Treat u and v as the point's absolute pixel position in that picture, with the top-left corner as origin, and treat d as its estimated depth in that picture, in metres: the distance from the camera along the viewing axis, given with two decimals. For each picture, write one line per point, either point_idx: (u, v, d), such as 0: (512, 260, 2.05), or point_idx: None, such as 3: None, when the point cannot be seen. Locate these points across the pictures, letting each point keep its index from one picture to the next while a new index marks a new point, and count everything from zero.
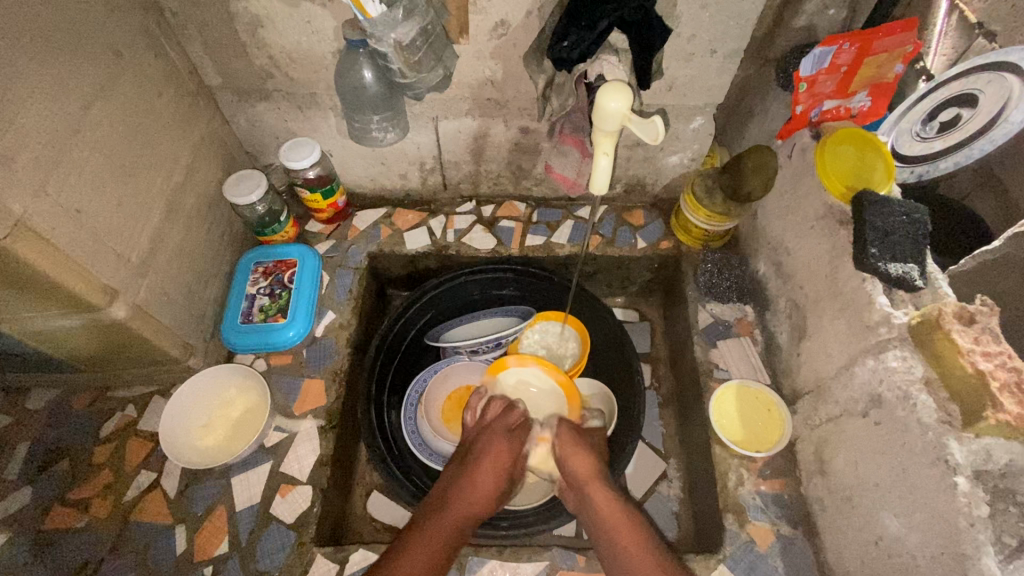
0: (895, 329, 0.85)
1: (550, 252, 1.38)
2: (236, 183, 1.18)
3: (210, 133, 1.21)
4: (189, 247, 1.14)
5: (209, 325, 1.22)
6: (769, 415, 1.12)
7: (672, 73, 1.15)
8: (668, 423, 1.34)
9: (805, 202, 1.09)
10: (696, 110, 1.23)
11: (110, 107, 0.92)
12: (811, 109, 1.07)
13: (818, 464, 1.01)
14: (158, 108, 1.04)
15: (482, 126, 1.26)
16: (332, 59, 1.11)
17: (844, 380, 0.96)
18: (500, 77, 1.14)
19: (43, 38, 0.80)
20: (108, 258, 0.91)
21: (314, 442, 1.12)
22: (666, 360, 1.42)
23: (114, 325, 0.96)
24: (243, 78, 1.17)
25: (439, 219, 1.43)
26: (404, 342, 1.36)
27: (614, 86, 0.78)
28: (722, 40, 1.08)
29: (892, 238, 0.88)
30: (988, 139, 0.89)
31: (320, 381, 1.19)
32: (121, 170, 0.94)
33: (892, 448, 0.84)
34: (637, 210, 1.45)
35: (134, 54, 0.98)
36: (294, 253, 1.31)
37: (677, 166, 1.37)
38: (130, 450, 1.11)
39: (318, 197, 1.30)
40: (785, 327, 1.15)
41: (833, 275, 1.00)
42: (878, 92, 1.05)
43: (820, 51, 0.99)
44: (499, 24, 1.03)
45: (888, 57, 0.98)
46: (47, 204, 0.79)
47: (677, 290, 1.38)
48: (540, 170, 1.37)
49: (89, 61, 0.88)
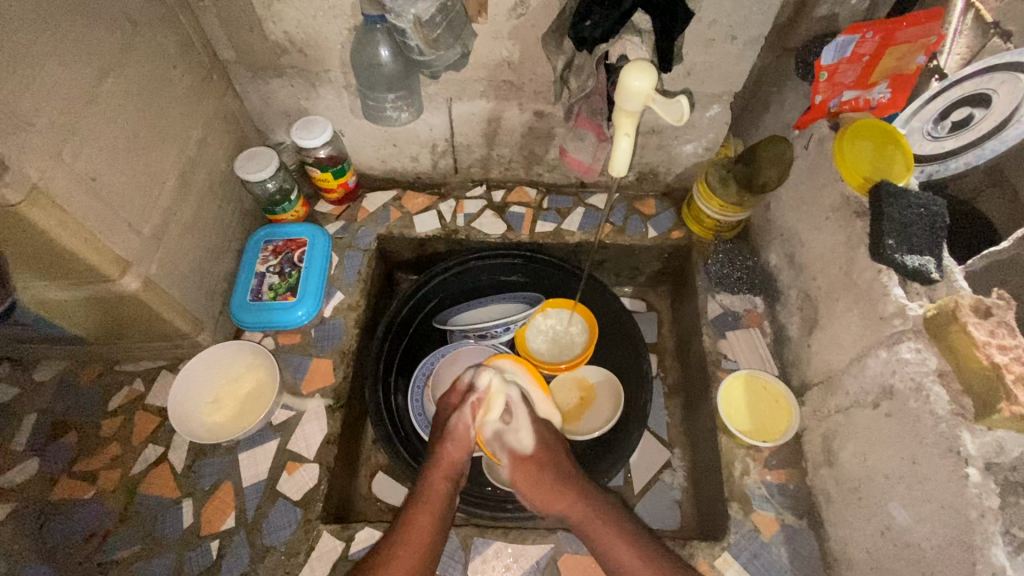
0: (910, 321, 0.85)
1: (560, 239, 1.37)
2: (247, 159, 1.17)
3: (223, 107, 1.20)
4: (201, 222, 1.14)
5: (218, 302, 1.21)
6: (777, 406, 1.12)
7: (691, 59, 1.14)
8: (673, 413, 1.34)
9: (820, 193, 1.08)
10: (713, 97, 1.22)
11: (125, 76, 0.91)
12: (831, 99, 1.07)
13: (825, 455, 1.01)
14: (172, 80, 1.03)
15: (497, 109, 1.25)
16: (347, 35, 1.10)
17: (856, 371, 0.95)
18: (517, 59, 1.13)
19: (62, 4, 0.79)
20: (121, 229, 0.91)
21: (321, 421, 1.13)
22: (672, 350, 1.43)
23: (128, 298, 0.96)
24: (257, 53, 1.15)
25: (448, 203, 1.42)
26: (411, 325, 1.35)
27: (639, 65, 0.77)
28: (743, 27, 1.07)
29: (910, 230, 0.87)
30: (1000, 140, 0.89)
31: (328, 360, 1.19)
32: (136, 141, 0.93)
33: (902, 439, 0.84)
34: (648, 199, 1.44)
35: (149, 23, 0.97)
36: (303, 232, 1.31)
37: (690, 155, 1.36)
38: (138, 423, 1.11)
39: (329, 176, 1.29)
40: (795, 318, 1.15)
41: (846, 266, 0.99)
42: (898, 84, 1.01)
43: (842, 39, 0.99)
44: (519, 4, 1.02)
45: (910, 48, 0.95)
46: (63, 171, 0.79)
47: (687, 280, 1.37)
48: (553, 155, 1.36)
49: (106, 29, 0.87)
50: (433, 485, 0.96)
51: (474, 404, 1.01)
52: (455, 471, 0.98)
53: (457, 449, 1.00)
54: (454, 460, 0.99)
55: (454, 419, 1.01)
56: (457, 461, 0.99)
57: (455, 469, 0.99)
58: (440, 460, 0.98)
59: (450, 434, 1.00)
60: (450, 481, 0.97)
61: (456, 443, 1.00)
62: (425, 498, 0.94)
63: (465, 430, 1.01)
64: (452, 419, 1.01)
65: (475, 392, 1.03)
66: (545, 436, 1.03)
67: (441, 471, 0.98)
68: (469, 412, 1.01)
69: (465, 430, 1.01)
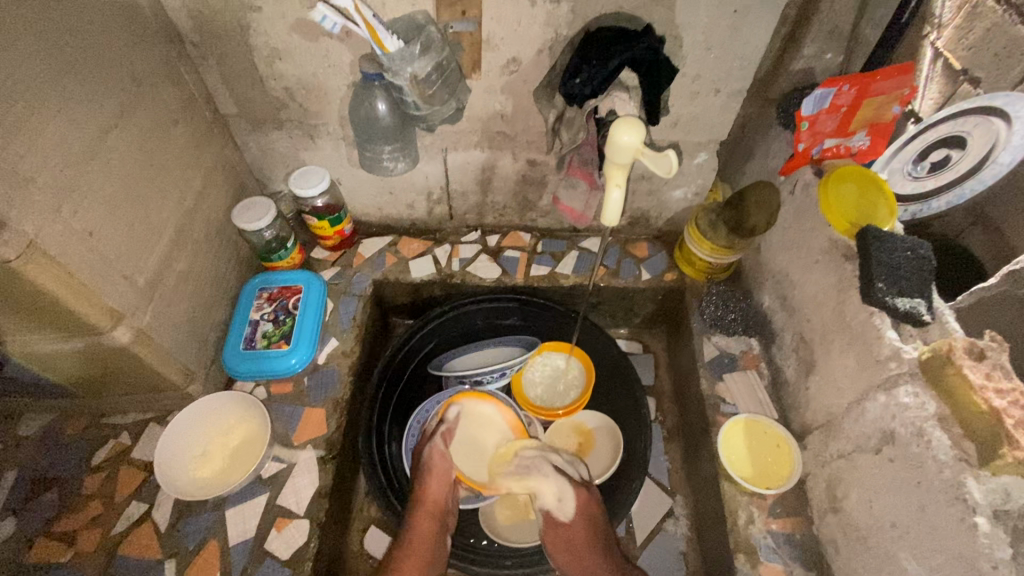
0: (906, 364, 0.85)
1: (555, 282, 1.38)
2: (244, 210, 1.18)
3: (222, 160, 1.22)
4: (196, 272, 1.14)
5: (210, 351, 1.20)
6: (778, 450, 1.10)
7: (677, 111, 1.18)
8: (674, 458, 1.32)
9: (809, 236, 1.10)
10: (699, 146, 1.26)
11: (127, 134, 0.93)
12: (813, 147, 1.10)
13: (831, 502, 0.99)
14: (174, 135, 1.05)
15: (491, 158, 1.28)
16: (345, 91, 1.13)
17: (855, 415, 0.95)
18: (510, 112, 1.17)
19: (67, 66, 0.81)
20: (115, 282, 0.91)
21: (312, 474, 1.09)
22: (670, 393, 1.41)
23: (118, 350, 0.95)
24: (258, 107, 1.19)
25: (444, 247, 1.44)
26: (406, 372, 1.34)
27: (628, 120, 0.80)
28: (725, 81, 1.11)
29: (899, 272, 0.89)
30: (978, 180, 0.91)
31: (321, 410, 1.17)
32: (134, 195, 0.95)
33: (908, 486, 0.82)
34: (641, 242, 1.47)
35: (154, 83, 1.00)
36: (299, 278, 1.31)
37: (680, 200, 1.39)
38: (122, 478, 1.07)
39: (326, 224, 1.31)
40: (791, 361, 1.15)
41: (839, 309, 1.00)
42: (877, 131, 1.05)
43: (820, 92, 1.03)
44: (511, 61, 1.06)
45: (886, 98, 1.00)
46: (60, 227, 0.79)
47: (682, 322, 1.38)
48: (546, 201, 1.39)
49: (111, 88, 0.89)
50: (418, 527, 1.01)
51: (445, 435, 1.12)
52: (438, 510, 1.04)
53: (438, 488, 1.06)
54: (437, 499, 1.05)
55: (430, 452, 1.10)
56: (440, 501, 1.05)
57: (439, 509, 1.04)
58: (424, 499, 1.04)
59: (430, 472, 1.08)
60: (433, 522, 1.02)
61: (437, 480, 1.07)
62: (408, 545, 0.99)
63: (446, 467, 1.09)
64: (427, 452, 1.10)
65: (445, 422, 1.14)
66: (588, 496, 1.06)
67: (424, 512, 1.03)
68: (441, 439, 1.12)
69: (447, 468, 1.09)
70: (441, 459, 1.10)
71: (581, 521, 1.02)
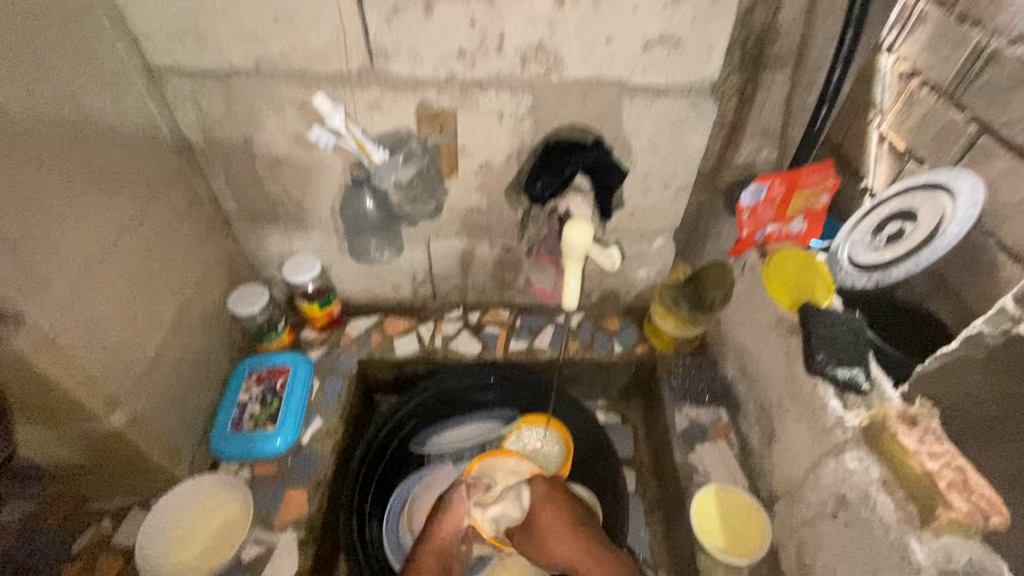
0: (849, 431, 0.92)
1: (533, 357, 1.46)
2: (239, 299, 1.29)
3: (221, 252, 1.33)
4: (189, 357, 1.20)
5: (198, 433, 1.23)
6: (749, 519, 1.14)
7: (633, 203, 1.32)
8: (654, 531, 1.34)
9: (759, 312, 1.20)
10: (657, 231, 1.39)
11: (139, 235, 1.04)
12: (756, 232, 1.20)
13: (800, 571, 1.01)
14: (179, 233, 1.16)
15: (469, 245, 1.40)
16: (337, 190, 1.27)
17: (813, 482, 1.00)
18: (485, 206, 1.30)
19: (93, 181, 0.93)
20: (116, 369, 0.97)
21: (293, 556, 1.10)
22: (648, 464, 1.45)
23: (111, 435, 1.00)
24: (257, 205, 1.31)
25: (428, 325, 1.52)
26: (388, 449, 1.38)
27: (578, 222, 0.92)
28: (673, 178, 1.26)
29: (836, 345, 0.97)
30: (931, 250, 0.89)
31: (304, 490, 1.19)
32: (140, 288, 1.03)
33: (862, 550, 0.87)
34: (613, 317, 1.56)
35: (165, 189, 1.12)
36: (287, 359, 1.38)
37: (645, 279, 1.51)
38: (100, 566, 1.09)
39: (316, 307, 1.40)
40: (755, 429, 1.21)
41: (789, 379, 1.09)
42: (812, 217, 1.17)
43: (755, 187, 1.14)
44: (484, 164, 1.21)
45: (814, 190, 1.12)
46: (72, 321, 0.87)
47: (655, 393, 1.44)
48: (521, 281, 1.50)
49: (128, 196, 1.01)
50: (423, 562, 1.10)
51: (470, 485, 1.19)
52: (445, 549, 1.13)
53: (449, 527, 1.14)
54: (446, 536, 1.14)
55: (450, 496, 1.18)
56: (449, 538, 1.14)
57: (446, 547, 1.13)
58: (432, 538, 1.13)
59: (444, 511, 1.16)
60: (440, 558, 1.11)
61: (448, 519, 1.15)
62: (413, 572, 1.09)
63: (461, 506, 1.16)
64: (448, 495, 1.18)
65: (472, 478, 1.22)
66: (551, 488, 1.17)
67: (430, 549, 1.12)
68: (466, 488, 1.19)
69: (460, 508, 1.16)
70: (459, 500, 1.17)
71: (546, 511, 1.13)
